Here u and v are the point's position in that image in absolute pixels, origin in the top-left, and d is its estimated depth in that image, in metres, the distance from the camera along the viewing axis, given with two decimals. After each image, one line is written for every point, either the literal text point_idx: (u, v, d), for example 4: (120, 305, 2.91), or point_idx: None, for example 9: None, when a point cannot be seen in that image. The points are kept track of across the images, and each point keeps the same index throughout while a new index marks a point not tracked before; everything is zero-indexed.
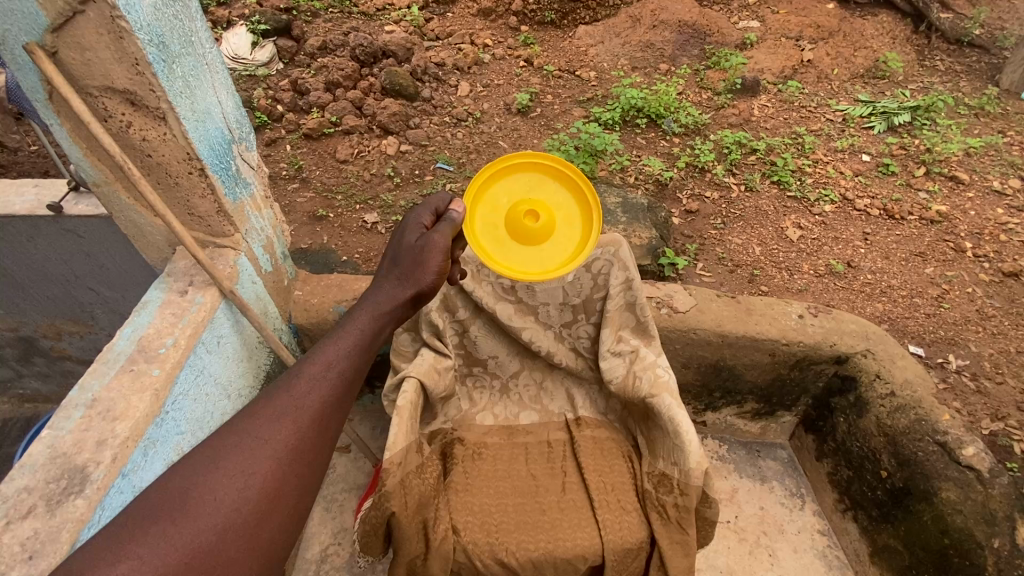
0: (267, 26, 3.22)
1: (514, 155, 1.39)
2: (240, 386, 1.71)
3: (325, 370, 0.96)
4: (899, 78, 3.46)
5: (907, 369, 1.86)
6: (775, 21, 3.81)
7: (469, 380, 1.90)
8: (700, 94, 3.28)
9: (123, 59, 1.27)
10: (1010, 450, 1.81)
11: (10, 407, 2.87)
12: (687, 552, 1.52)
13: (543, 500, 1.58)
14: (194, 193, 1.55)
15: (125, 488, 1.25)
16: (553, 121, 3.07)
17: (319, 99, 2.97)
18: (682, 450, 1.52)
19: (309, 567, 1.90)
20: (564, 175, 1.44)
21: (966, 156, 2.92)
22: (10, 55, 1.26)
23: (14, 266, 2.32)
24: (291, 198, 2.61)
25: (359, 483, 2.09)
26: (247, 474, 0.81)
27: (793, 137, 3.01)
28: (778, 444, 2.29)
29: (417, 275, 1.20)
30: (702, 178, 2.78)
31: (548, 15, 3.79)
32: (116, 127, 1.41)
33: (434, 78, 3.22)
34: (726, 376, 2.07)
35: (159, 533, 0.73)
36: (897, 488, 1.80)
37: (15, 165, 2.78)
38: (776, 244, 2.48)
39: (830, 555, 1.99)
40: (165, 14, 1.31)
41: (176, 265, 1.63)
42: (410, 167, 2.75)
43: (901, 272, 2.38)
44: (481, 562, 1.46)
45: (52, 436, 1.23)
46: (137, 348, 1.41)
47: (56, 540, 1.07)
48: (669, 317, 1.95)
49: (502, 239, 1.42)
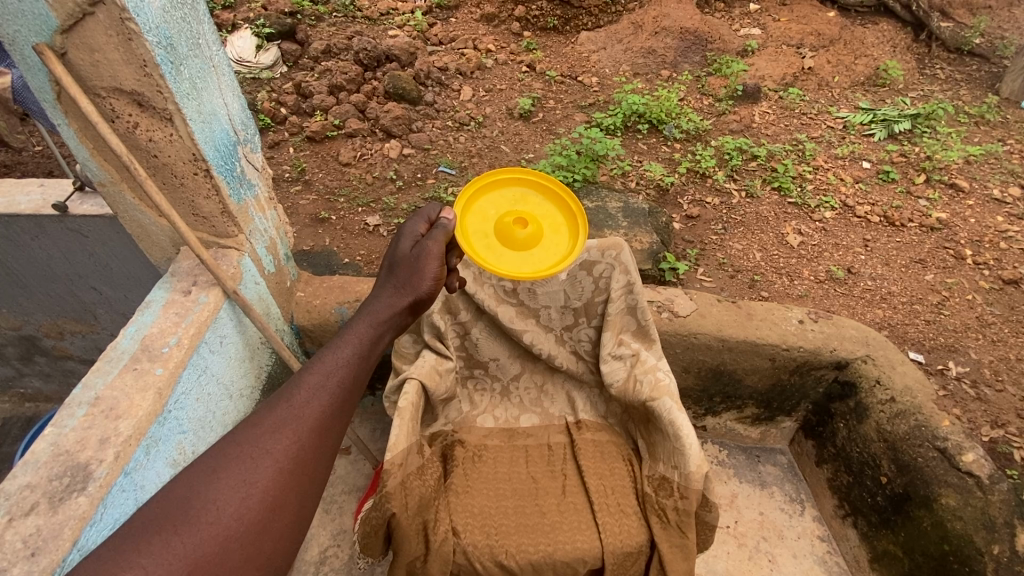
0: (272, 30, 3.25)
1: (497, 169, 1.43)
2: (241, 386, 1.72)
3: (325, 379, 0.95)
4: (899, 87, 3.48)
5: (908, 374, 1.86)
6: (776, 29, 3.83)
7: (469, 382, 1.90)
8: (701, 101, 3.29)
9: (131, 61, 1.29)
10: (1010, 458, 1.81)
11: (10, 406, 2.88)
12: (686, 555, 1.52)
13: (543, 503, 1.58)
14: (199, 193, 1.56)
15: (127, 485, 1.26)
16: (554, 126, 3.08)
17: (322, 102, 3.00)
18: (683, 454, 1.52)
19: (309, 568, 1.90)
20: (547, 188, 1.47)
21: (966, 163, 2.92)
22: (19, 55, 1.28)
23: (17, 264, 2.33)
24: (293, 200, 2.63)
25: (359, 486, 2.09)
26: (248, 484, 0.80)
27: (794, 143, 3.03)
28: (778, 449, 2.29)
29: (414, 282, 1.20)
30: (703, 183, 2.79)
31: (551, 21, 3.83)
32: (124, 128, 1.42)
33: (437, 83, 3.24)
34: (726, 381, 2.07)
35: (163, 543, 0.73)
36: (897, 493, 1.80)
37: (20, 165, 2.81)
38: (776, 250, 2.49)
39: (830, 561, 1.99)
40: (173, 16, 1.33)
41: (180, 265, 1.63)
42: (412, 170, 2.77)
43: (901, 279, 2.39)
44: (481, 564, 1.47)
45: (55, 433, 1.24)
46: (140, 347, 1.42)
47: (58, 537, 1.08)
48: (669, 322, 1.97)
49: (492, 245, 1.39)
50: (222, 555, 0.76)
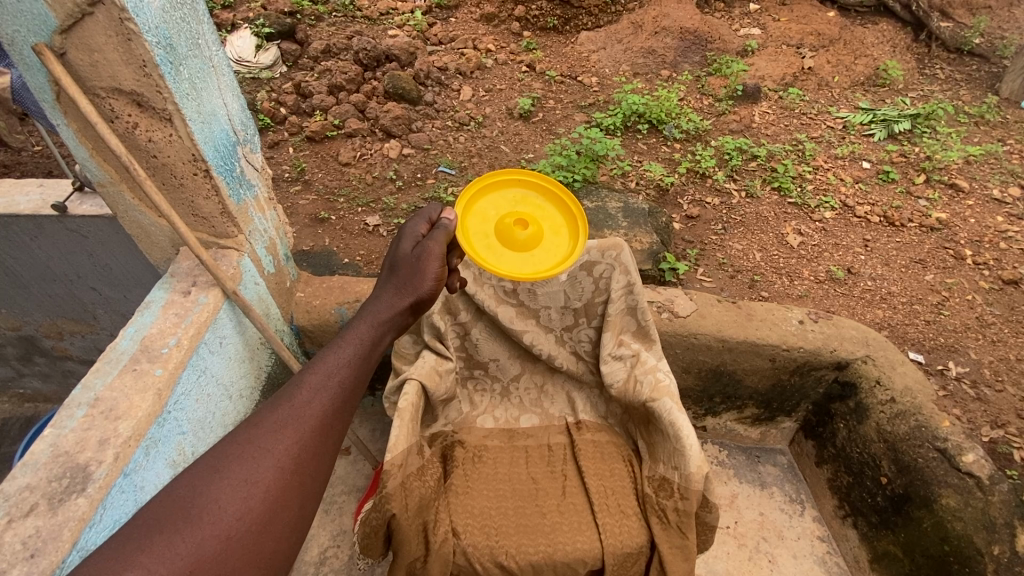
0: (271, 30, 3.24)
1: (498, 170, 1.43)
2: (241, 386, 1.71)
3: (326, 379, 0.95)
4: (899, 87, 3.48)
5: (908, 374, 1.86)
6: (776, 29, 3.83)
7: (469, 382, 1.90)
8: (701, 101, 3.29)
9: (130, 61, 1.28)
10: (1010, 458, 1.81)
11: (10, 406, 2.87)
12: (686, 556, 1.52)
13: (543, 504, 1.58)
14: (199, 194, 1.56)
15: (126, 487, 1.25)
16: (554, 126, 3.08)
17: (322, 102, 3.00)
18: (683, 455, 1.52)
19: (309, 569, 1.90)
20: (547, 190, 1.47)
21: (966, 163, 2.92)
22: (18, 55, 1.27)
23: (16, 264, 2.33)
24: (293, 200, 2.63)
25: (359, 486, 2.08)
26: (249, 483, 0.80)
27: (794, 143, 3.03)
28: (778, 449, 2.29)
29: (415, 283, 1.20)
30: (703, 184, 2.79)
31: (551, 21, 3.83)
32: (123, 128, 1.42)
33: (436, 82, 3.24)
34: (726, 381, 2.07)
35: (164, 543, 0.73)
36: (897, 494, 1.80)
37: (19, 165, 2.81)
38: (776, 250, 2.49)
39: (830, 561, 1.99)
40: (173, 16, 1.32)
41: (180, 265, 1.63)
42: (412, 170, 2.77)
43: (901, 279, 2.39)
44: (481, 565, 1.47)
45: (54, 434, 1.24)
46: (140, 348, 1.42)
47: (57, 538, 1.08)
48: (669, 322, 1.96)
49: (492, 245, 1.39)
50: (224, 555, 0.76)
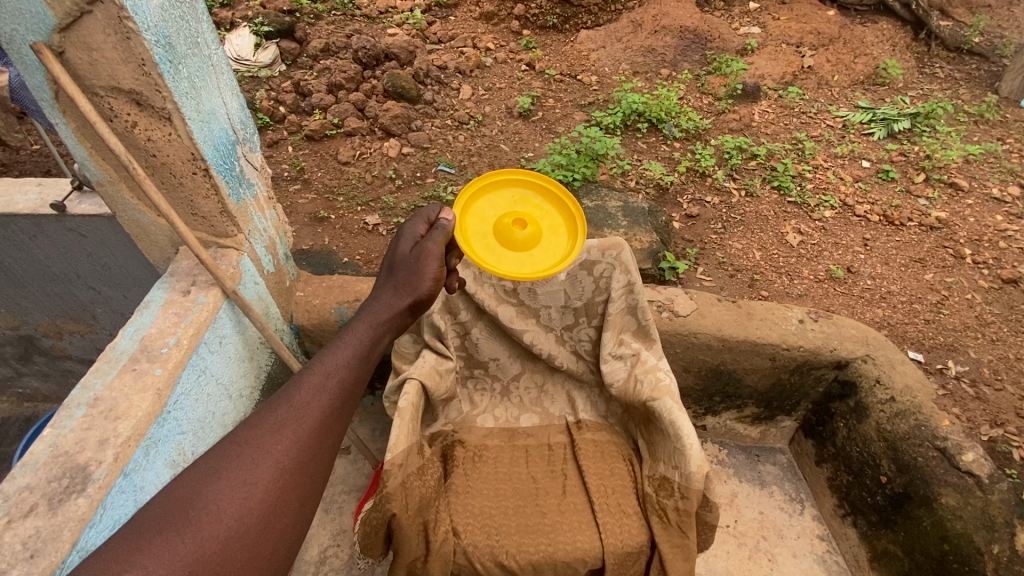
0: (269, 28, 3.25)
1: (496, 170, 1.43)
2: (240, 386, 1.71)
3: (325, 380, 0.95)
4: (898, 85, 3.48)
5: (908, 374, 1.86)
6: (775, 28, 3.83)
7: (469, 382, 1.90)
8: (701, 100, 3.28)
9: (129, 59, 1.28)
10: (1009, 456, 1.81)
11: (9, 406, 2.87)
12: (686, 556, 1.52)
13: (543, 503, 1.58)
14: (198, 193, 1.55)
15: (126, 487, 1.25)
16: (553, 125, 3.07)
17: (321, 101, 2.99)
18: (683, 454, 1.52)
19: (309, 568, 1.90)
20: (545, 189, 1.47)
21: (966, 162, 2.92)
22: (16, 53, 1.27)
23: (14, 263, 2.32)
24: (292, 199, 2.62)
25: (359, 485, 2.08)
26: (249, 484, 0.80)
27: (793, 142, 3.03)
28: (778, 448, 2.29)
29: (414, 283, 1.20)
30: (702, 182, 2.79)
31: (551, 20, 3.82)
32: (122, 127, 1.42)
33: (436, 81, 3.24)
34: (726, 380, 2.07)
35: (164, 543, 0.73)
36: (897, 493, 1.80)
37: (17, 164, 2.80)
38: (776, 249, 2.49)
39: (830, 560, 1.99)
40: (172, 15, 1.32)
41: (179, 265, 1.63)
42: (411, 169, 2.76)
43: (901, 278, 2.39)
44: (482, 564, 1.47)
45: (54, 434, 1.23)
46: (139, 347, 1.41)
47: (57, 539, 1.07)
48: (669, 321, 1.96)
49: (491, 245, 1.38)
50: (224, 555, 0.76)
